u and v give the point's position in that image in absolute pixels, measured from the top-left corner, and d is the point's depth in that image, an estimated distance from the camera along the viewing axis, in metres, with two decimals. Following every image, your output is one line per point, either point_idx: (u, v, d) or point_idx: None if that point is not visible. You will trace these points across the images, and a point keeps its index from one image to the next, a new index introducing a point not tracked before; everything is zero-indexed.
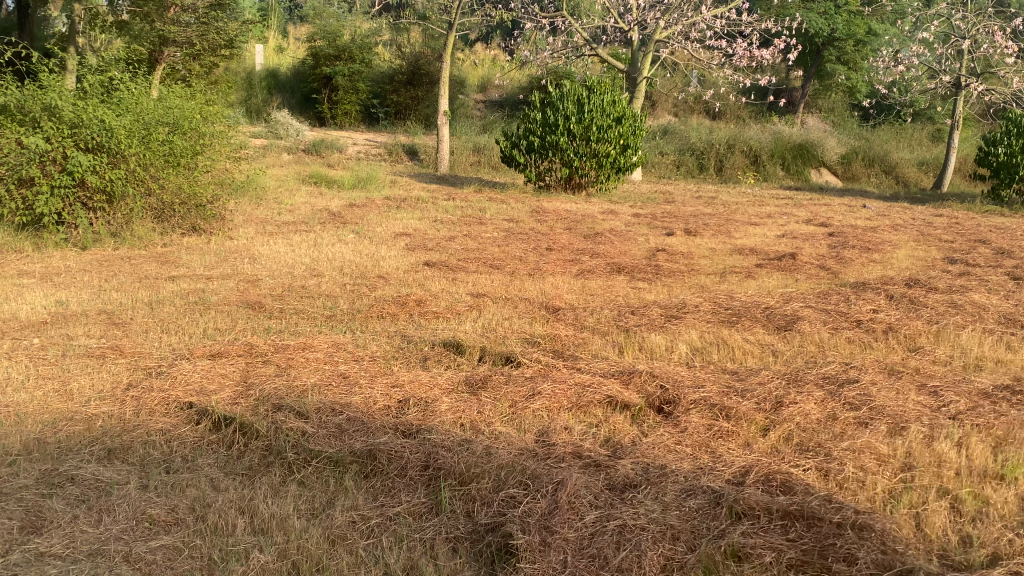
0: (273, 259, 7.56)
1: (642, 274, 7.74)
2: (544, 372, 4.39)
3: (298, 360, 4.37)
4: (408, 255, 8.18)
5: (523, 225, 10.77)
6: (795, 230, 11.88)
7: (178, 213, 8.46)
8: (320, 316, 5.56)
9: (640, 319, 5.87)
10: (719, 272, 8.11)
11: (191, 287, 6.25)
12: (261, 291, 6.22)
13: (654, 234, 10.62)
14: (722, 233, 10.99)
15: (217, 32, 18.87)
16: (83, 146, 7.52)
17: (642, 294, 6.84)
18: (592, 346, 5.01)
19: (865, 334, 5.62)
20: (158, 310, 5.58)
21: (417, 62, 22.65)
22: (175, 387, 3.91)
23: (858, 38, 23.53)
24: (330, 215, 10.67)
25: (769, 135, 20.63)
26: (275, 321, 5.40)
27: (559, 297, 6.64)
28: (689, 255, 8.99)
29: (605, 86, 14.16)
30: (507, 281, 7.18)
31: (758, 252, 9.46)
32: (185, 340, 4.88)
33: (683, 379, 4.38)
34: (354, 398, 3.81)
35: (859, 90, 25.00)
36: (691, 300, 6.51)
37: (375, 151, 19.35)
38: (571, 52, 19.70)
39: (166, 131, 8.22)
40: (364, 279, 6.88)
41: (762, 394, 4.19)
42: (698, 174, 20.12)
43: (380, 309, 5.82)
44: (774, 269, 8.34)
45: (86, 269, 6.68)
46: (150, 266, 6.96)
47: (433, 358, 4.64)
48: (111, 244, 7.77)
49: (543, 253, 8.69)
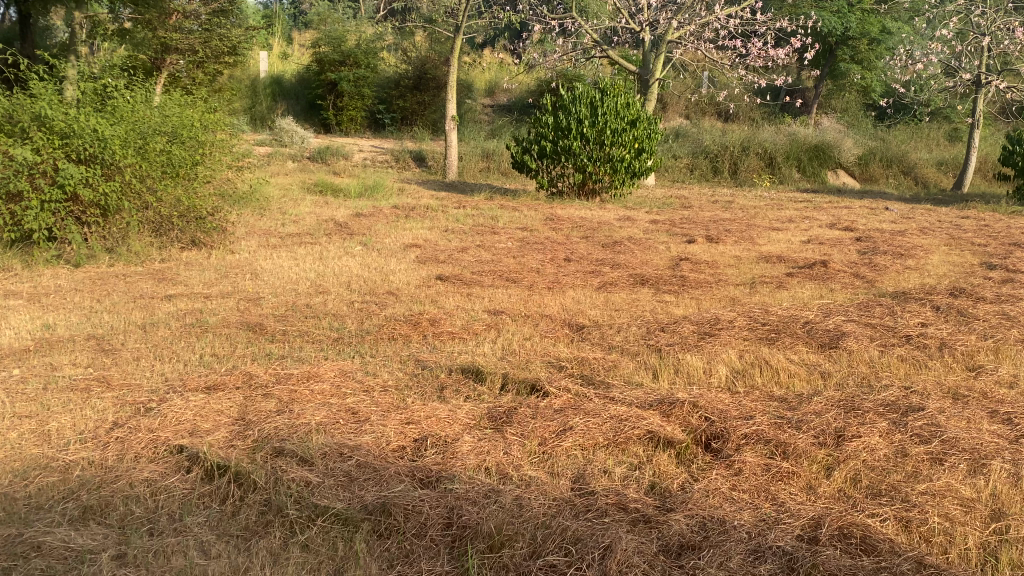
0: (277, 274, 7.17)
1: (667, 286, 7.31)
2: (574, 403, 3.97)
3: (302, 392, 3.96)
4: (419, 268, 7.77)
5: (538, 233, 10.36)
6: (819, 236, 11.41)
7: (178, 227, 8.08)
8: (327, 339, 5.15)
9: (671, 338, 5.43)
10: (748, 282, 7.67)
11: (189, 307, 5.85)
12: (263, 311, 5.82)
13: (674, 241, 10.19)
14: (745, 240, 10.56)
15: (220, 39, 18.64)
16: (75, 157, 7.14)
17: (670, 308, 6.41)
18: (624, 370, 4.58)
19: (918, 351, 5.17)
20: (153, 334, 5.18)
21: (423, 66, 22.32)
22: (163, 428, 3.51)
23: (872, 37, 23.07)
24: (337, 225, 10.27)
25: (784, 136, 20.20)
26: (278, 344, 4.99)
27: (582, 313, 6.21)
28: (714, 264, 8.56)
29: (618, 88, 13.75)
30: (524, 296, 6.76)
31: (785, 260, 9.01)
32: (180, 369, 4.48)
33: (729, 409, 3.94)
34: (364, 439, 3.39)
35: (874, 89, 24.53)
36: (724, 315, 6.07)
37: (381, 157, 18.97)
38: (581, 55, 19.32)
39: (163, 141, 7.86)
40: (373, 296, 6.47)
41: (820, 427, 3.74)
42: (711, 177, 19.68)
43: (391, 330, 5.40)
44: (805, 278, 7.89)
45: (78, 289, 6.29)
46: (146, 284, 6.56)
47: (451, 387, 4.22)
48: (106, 260, 7.38)
49: (560, 264, 8.27)
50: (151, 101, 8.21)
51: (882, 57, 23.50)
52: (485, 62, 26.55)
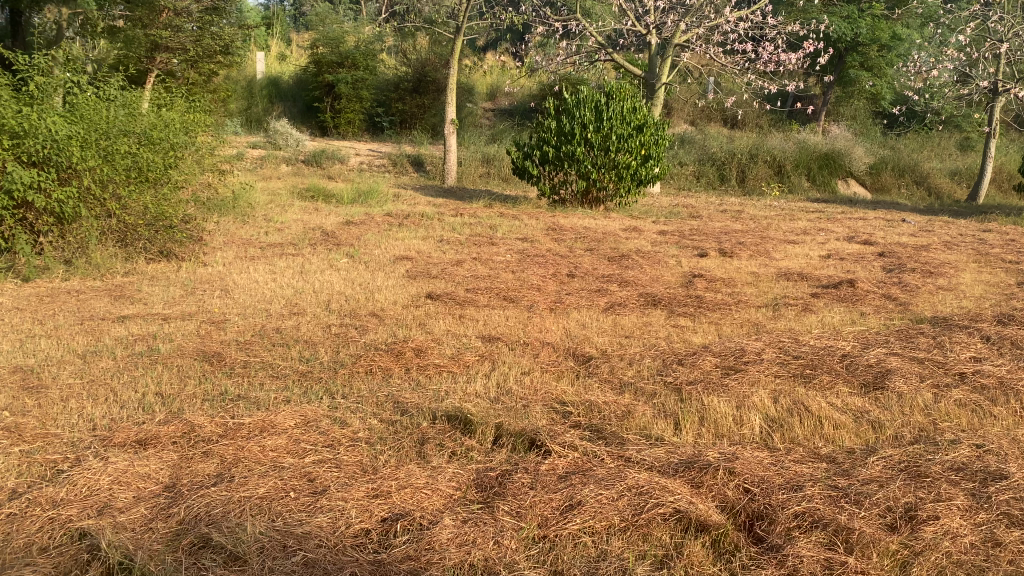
0: (250, 291, 6.47)
1: (681, 307, 6.60)
2: (582, 465, 3.27)
3: (251, 450, 3.26)
4: (409, 284, 7.08)
5: (539, 245, 9.68)
6: (841, 250, 10.71)
7: (145, 237, 7.39)
8: (291, 374, 4.45)
9: (691, 373, 4.73)
10: (770, 303, 6.97)
11: (142, 332, 5.13)
12: (225, 336, 5.12)
13: (685, 255, 9.51)
14: (761, 254, 9.86)
15: (212, 37, 17.68)
16: (26, 160, 6.42)
17: (687, 334, 5.71)
18: (640, 417, 3.88)
19: (978, 394, 4.46)
20: (91, 365, 4.46)
21: (423, 68, 21.63)
22: (69, 502, 2.80)
23: (883, 43, 22.36)
24: (323, 234, 9.58)
25: (793, 144, 19.43)
26: (234, 382, 4.29)
27: (587, 339, 5.50)
28: (731, 281, 7.88)
29: (625, 91, 13.04)
30: (523, 318, 6.06)
31: (807, 277, 8.31)
32: (113, 413, 3.77)
33: (771, 477, 3.24)
34: (317, 521, 2.68)
35: (885, 96, 23.83)
36: (749, 344, 5.37)
37: (378, 162, 18.32)
38: (584, 58, 18.63)
39: (130, 143, 7.17)
40: (354, 318, 5.77)
41: (886, 501, 3.03)
42: (719, 185, 19.01)
43: (369, 361, 4.69)
44: (832, 299, 7.19)
45: (21, 308, 5.58)
46: (99, 302, 5.86)
47: (433, 441, 3.52)
48: (60, 273, 6.66)
49: (563, 280, 7.58)
50: (117, 99, 7.53)
51: (893, 63, 22.80)
52: (486, 65, 25.86)
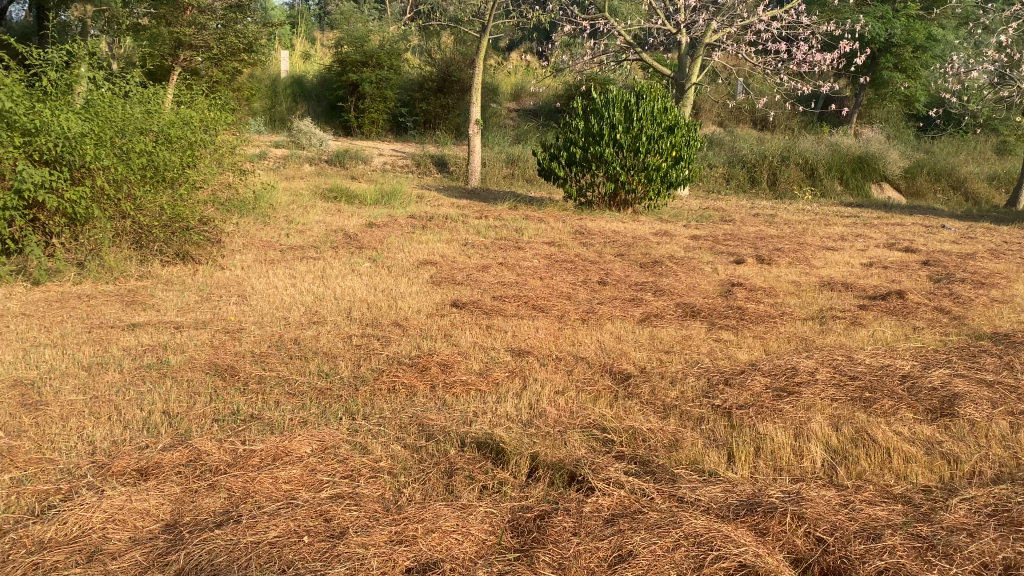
0: (268, 296, 6.18)
1: (722, 319, 6.21)
2: (630, 505, 2.93)
3: (262, 483, 2.95)
4: (434, 291, 6.75)
5: (569, 250, 9.33)
6: (882, 257, 10.26)
7: (161, 239, 7.11)
8: (308, 391, 4.13)
9: (741, 396, 4.36)
10: (815, 316, 6.57)
11: (153, 341, 4.84)
12: (239, 347, 4.81)
13: (721, 261, 9.13)
14: (800, 261, 9.45)
15: (237, 35, 17.34)
16: (38, 158, 6.15)
17: (731, 350, 5.33)
18: (690, 449, 3.52)
19: None
20: (96, 380, 4.16)
21: (448, 68, 21.29)
22: (56, 545, 2.49)
23: (918, 44, 21.77)
24: (345, 237, 9.28)
25: (826, 146, 18.91)
26: (247, 400, 3.98)
27: (624, 355, 5.14)
28: (772, 290, 7.49)
29: (655, 91, 12.64)
30: (555, 330, 5.69)
31: (851, 287, 7.90)
32: (116, 435, 3.46)
33: (846, 522, 2.88)
34: (334, 573, 2.35)
35: (920, 98, 23.22)
36: (800, 363, 4.99)
37: (402, 162, 18.01)
38: (611, 57, 18.24)
39: (146, 142, 6.91)
40: (376, 328, 5.44)
41: (981, 555, 2.66)
42: (749, 188, 18.57)
43: (392, 378, 4.36)
44: (882, 312, 6.78)
45: (28, 314, 5.32)
46: (110, 308, 5.58)
47: (463, 473, 3.20)
48: (72, 276, 6.39)
49: (594, 288, 7.23)
50: (133, 97, 7.27)
51: (928, 64, 22.19)
52: (511, 65, 25.50)
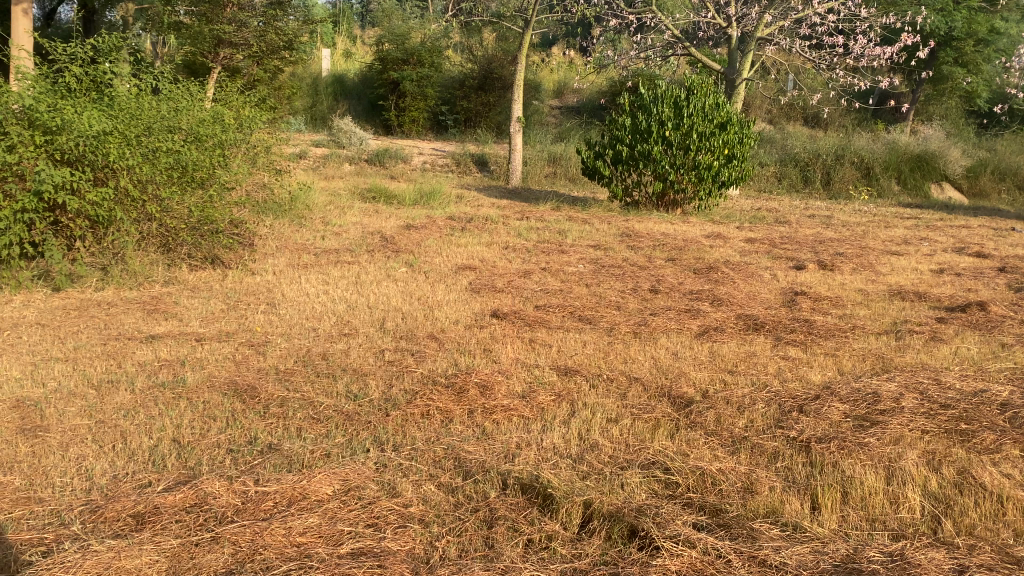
0: (299, 305, 5.81)
1: (788, 334, 5.68)
2: (704, 571, 2.48)
3: (273, 535, 2.54)
4: (474, 299, 6.32)
5: (616, 254, 8.84)
6: (953, 263, 9.58)
7: (189, 242, 6.78)
8: (333, 416, 3.72)
9: (818, 428, 3.86)
10: (889, 330, 6.00)
11: (171, 355, 4.49)
12: (262, 364, 4.43)
13: (779, 267, 8.56)
14: (864, 267, 8.83)
15: (278, 33, 17.09)
16: (59, 158, 5.84)
17: (802, 371, 4.82)
18: (767, 496, 3.05)
19: None
20: (105, 401, 3.81)
21: (489, 65, 20.87)
22: None
23: (980, 38, 20.74)
24: (383, 239, 8.90)
25: (882, 144, 18.09)
26: (266, 426, 3.58)
27: (683, 375, 4.66)
28: (838, 300, 6.93)
29: (706, 86, 12.04)
30: (605, 344, 5.22)
31: (923, 297, 7.30)
32: (116, 469, 3.09)
33: None
34: None
35: (982, 93, 22.17)
36: (880, 386, 4.47)
37: (442, 160, 17.63)
38: (658, 53, 17.61)
39: (174, 140, 6.58)
40: (411, 342, 5.03)
41: None
42: (802, 188, 17.80)
43: (426, 401, 3.94)
44: (962, 326, 6.18)
45: (43, 324, 5.01)
46: (130, 317, 5.25)
47: (507, 524, 2.76)
48: (94, 282, 6.09)
49: (644, 296, 6.74)
50: (162, 94, 6.96)
51: (991, 58, 21.15)
52: (553, 63, 24.98)
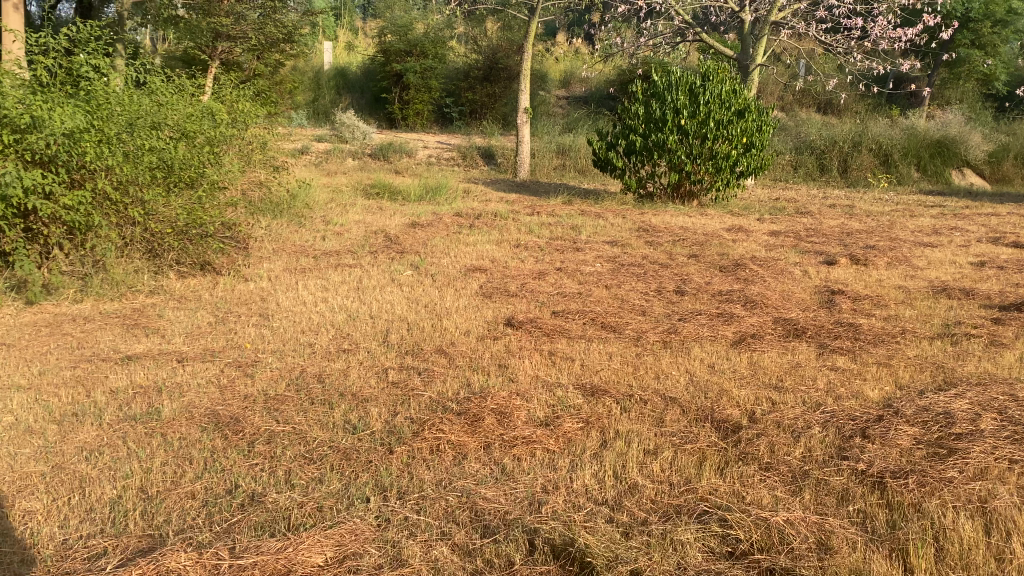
0: (294, 316, 5.30)
1: (833, 341, 5.14)
2: None
3: None
4: (484, 306, 5.79)
5: (634, 251, 8.30)
6: (990, 255, 9.02)
7: (175, 247, 6.28)
8: (328, 455, 3.21)
9: (888, 459, 3.33)
10: (942, 334, 5.45)
11: (147, 380, 3.98)
12: (249, 389, 3.92)
13: (809, 263, 7.99)
14: (898, 261, 8.29)
15: (278, 25, 16.50)
16: (30, 159, 5.31)
17: (856, 386, 4.28)
18: (849, 555, 2.53)
19: None
20: (65, 439, 3.31)
21: (494, 55, 20.29)
22: None
23: (1000, 19, 20.07)
24: (385, 239, 8.38)
25: (901, 129, 17.45)
26: (251, 468, 3.08)
27: (724, 392, 4.13)
28: (880, 299, 6.39)
29: (723, 71, 11.43)
30: (632, 356, 4.70)
31: (968, 294, 6.75)
32: (67, 533, 2.59)
33: None
34: None
35: (1001, 76, 21.51)
36: (951, 404, 3.93)
37: (448, 153, 17.09)
38: (668, 38, 17.00)
39: (156, 136, 6.05)
40: (418, 358, 4.51)
41: None
42: (819, 177, 17.09)
43: (436, 431, 3.43)
44: (1020, 327, 5.64)
45: (8, 344, 4.50)
46: (106, 335, 4.73)
47: None
48: (72, 294, 5.60)
49: (671, 299, 6.21)
50: (144, 88, 6.43)
51: (1010, 40, 20.48)
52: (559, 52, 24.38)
